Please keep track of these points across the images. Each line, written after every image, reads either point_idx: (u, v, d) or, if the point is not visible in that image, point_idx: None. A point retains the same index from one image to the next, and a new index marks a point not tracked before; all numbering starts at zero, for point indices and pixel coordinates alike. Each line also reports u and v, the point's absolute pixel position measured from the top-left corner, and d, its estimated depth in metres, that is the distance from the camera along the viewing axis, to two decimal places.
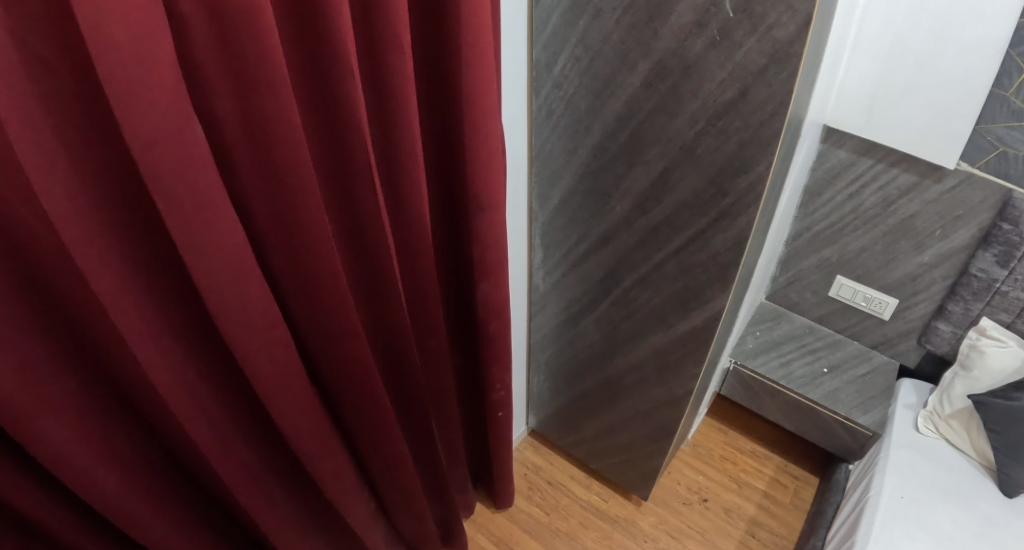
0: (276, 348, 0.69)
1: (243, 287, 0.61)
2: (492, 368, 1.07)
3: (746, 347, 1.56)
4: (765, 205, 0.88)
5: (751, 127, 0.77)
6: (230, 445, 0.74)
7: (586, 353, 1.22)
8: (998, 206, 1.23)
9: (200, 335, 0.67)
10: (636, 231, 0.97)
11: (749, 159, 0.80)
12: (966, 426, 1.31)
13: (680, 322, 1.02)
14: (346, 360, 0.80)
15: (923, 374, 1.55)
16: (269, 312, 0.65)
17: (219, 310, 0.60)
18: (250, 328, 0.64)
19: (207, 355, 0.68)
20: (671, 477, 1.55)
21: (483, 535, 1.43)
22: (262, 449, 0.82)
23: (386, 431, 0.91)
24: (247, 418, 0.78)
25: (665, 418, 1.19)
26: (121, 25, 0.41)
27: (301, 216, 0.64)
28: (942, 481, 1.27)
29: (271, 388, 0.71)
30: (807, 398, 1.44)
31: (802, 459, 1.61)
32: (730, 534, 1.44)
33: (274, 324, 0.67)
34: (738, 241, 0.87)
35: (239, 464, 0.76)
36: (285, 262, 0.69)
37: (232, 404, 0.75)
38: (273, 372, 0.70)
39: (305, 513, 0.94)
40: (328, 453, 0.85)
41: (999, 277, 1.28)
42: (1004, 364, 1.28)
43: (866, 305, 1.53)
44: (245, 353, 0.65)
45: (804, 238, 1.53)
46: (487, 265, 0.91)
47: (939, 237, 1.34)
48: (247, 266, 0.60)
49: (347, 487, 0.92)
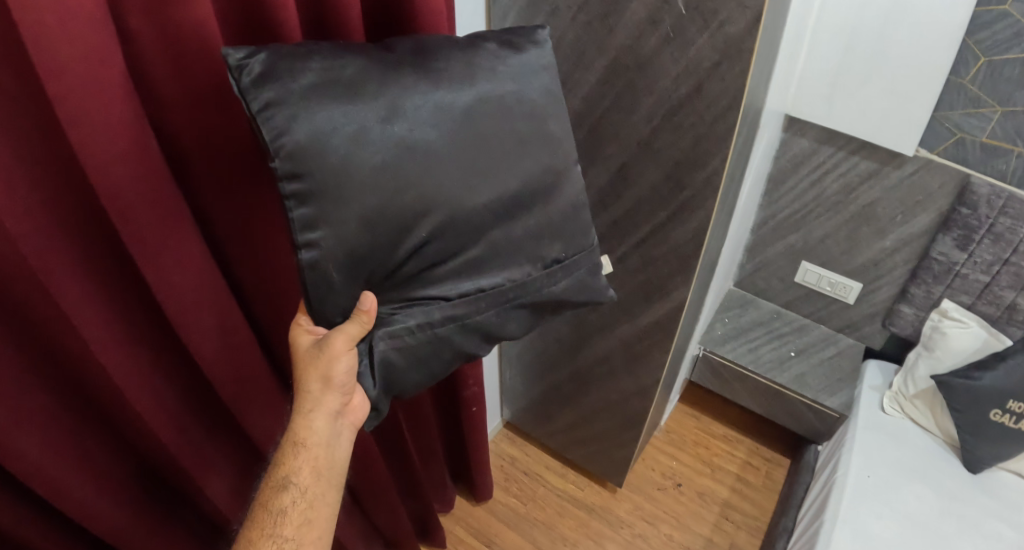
0: (240, 353, 0.69)
1: (206, 295, 0.61)
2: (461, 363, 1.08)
3: (714, 334, 1.60)
4: (724, 197, 0.91)
5: (707, 122, 0.79)
6: (204, 452, 0.74)
7: (555, 346, 1.23)
8: (955, 191, 1.28)
9: (175, 357, 0.67)
10: (599, 225, 0.99)
11: (705, 153, 0.81)
12: (930, 405, 1.36)
13: (644, 313, 1.04)
14: None
15: (888, 355, 1.60)
16: (232, 318, 0.66)
17: (188, 318, 0.60)
18: (216, 335, 0.64)
19: (186, 378, 0.69)
20: (646, 464, 1.57)
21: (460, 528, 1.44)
22: (232, 455, 0.82)
23: None
24: (217, 426, 0.77)
25: (636, 407, 1.21)
26: (65, 38, 0.41)
27: (256, 228, 0.66)
28: (907, 459, 1.31)
29: (237, 392, 0.71)
30: (777, 383, 1.48)
31: (772, 442, 1.65)
32: (705, 517, 1.47)
33: (237, 330, 0.67)
34: (698, 233, 0.89)
35: (213, 471, 0.76)
36: (246, 268, 0.68)
37: (210, 422, 0.76)
38: (238, 377, 0.70)
39: None
40: None
41: (959, 260, 1.33)
42: (966, 345, 1.33)
43: (831, 290, 1.56)
44: (214, 359, 0.65)
45: (769, 226, 1.55)
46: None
47: (900, 222, 1.38)
48: (207, 274, 0.61)
49: None
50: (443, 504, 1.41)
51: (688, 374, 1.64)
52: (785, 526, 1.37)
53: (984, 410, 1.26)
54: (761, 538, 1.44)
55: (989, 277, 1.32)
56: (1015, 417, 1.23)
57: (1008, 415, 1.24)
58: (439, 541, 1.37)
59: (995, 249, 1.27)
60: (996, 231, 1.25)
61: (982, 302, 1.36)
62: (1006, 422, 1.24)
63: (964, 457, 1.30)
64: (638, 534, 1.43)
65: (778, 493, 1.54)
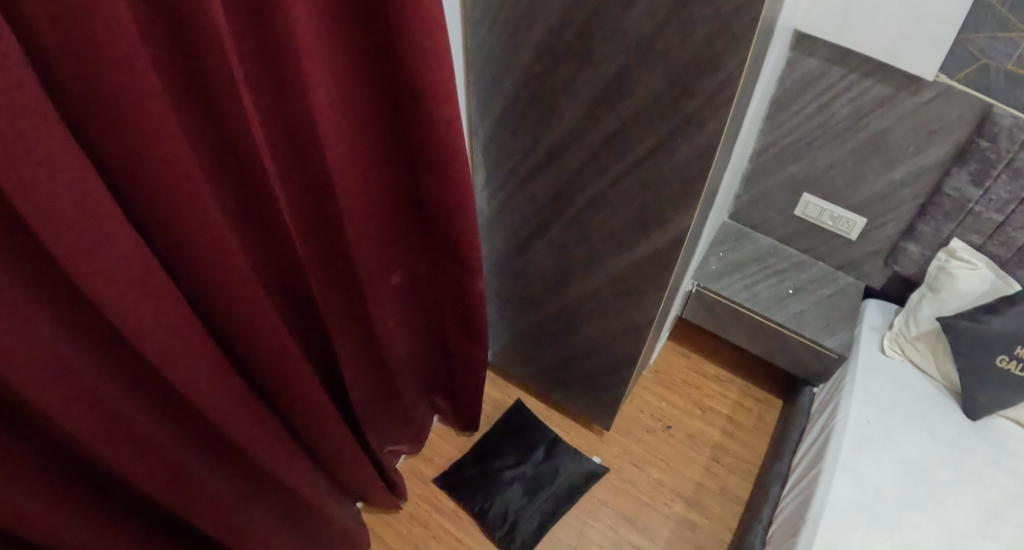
0: (160, 304, 0.59)
1: (105, 236, 0.50)
2: (447, 268, 1.08)
3: (709, 269, 1.51)
4: (737, 109, 0.81)
5: (722, 16, 0.68)
6: (135, 428, 0.64)
7: (538, 281, 1.17)
8: (976, 121, 1.17)
9: (81, 318, 0.56)
10: (587, 144, 0.90)
11: (720, 54, 0.71)
12: (932, 348, 1.30)
13: (639, 245, 0.97)
14: (247, 312, 0.72)
15: (888, 294, 1.53)
16: (144, 259, 0.56)
17: (83, 265, 0.49)
18: (124, 283, 0.54)
19: (105, 347, 0.59)
20: (634, 406, 1.55)
21: (444, 462, 1.45)
22: (177, 430, 0.72)
23: (302, 380, 0.85)
24: (152, 398, 0.67)
25: (626, 347, 1.16)
26: None
27: (169, 166, 0.55)
28: (908, 406, 1.25)
29: (166, 355, 0.61)
30: (774, 320, 1.40)
31: (766, 382, 1.63)
32: (695, 460, 1.46)
33: (151, 273, 0.57)
34: (704, 150, 0.80)
35: (150, 448, 0.66)
36: (153, 206, 0.57)
37: (147, 398, 0.67)
38: (163, 335, 0.60)
39: (244, 497, 0.85)
40: (247, 419, 0.77)
41: (973, 197, 1.24)
42: (973, 287, 1.26)
43: (833, 225, 1.47)
44: (124, 317, 0.55)
45: (770, 153, 1.45)
46: (431, 163, 0.89)
47: (911, 153, 1.28)
48: (107, 209, 0.50)
49: (277, 452, 0.85)
50: (411, 446, 1.41)
51: (679, 311, 1.57)
52: (780, 472, 1.33)
53: (990, 355, 1.19)
54: (752, 482, 1.44)
55: (1003, 216, 1.23)
56: (1022, 365, 1.16)
57: (1014, 362, 1.17)
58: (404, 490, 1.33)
59: (1013, 187, 1.18)
60: (1016, 167, 1.15)
61: (993, 244, 1.28)
62: (1011, 369, 1.18)
63: (964, 403, 1.25)
64: (627, 480, 1.42)
65: (769, 434, 1.53)
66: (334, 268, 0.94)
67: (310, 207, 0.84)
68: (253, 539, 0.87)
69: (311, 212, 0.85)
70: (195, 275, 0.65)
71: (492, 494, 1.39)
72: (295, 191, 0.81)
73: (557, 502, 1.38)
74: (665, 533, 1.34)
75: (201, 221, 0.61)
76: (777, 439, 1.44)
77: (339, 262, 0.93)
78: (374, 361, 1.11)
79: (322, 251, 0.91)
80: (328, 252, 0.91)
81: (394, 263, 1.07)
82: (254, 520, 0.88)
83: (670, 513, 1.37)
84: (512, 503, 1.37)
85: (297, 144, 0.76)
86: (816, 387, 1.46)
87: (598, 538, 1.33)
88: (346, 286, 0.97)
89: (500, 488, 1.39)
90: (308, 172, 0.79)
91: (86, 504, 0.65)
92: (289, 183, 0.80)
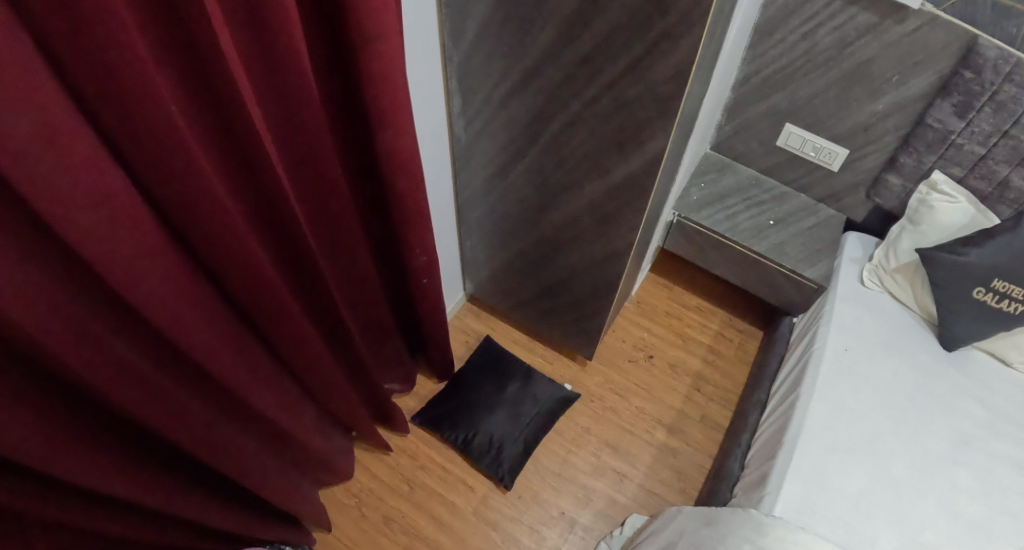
0: (126, 227, 0.57)
1: (63, 156, 0.48)
2: (405, 232, 1.03)
3: (691, 199, 1.51)
4: (715, 24, 0.79)
5: None
6: (118, 357, 0.64)
7: (517, 207, 1.18)
8: (960, 53, 1.17)
9: (53, 242, 0.54)
10: (563, 64, 0.88)
11: None
12: (911, 279, 1.31)
13: (616, 168, 0.98)
14: (229, 246, 0.70)
15: (868, 228, 1.55)
16: (104, 183, 0.53)
17: (36, 185, 0.46)
18: (87, 204, 0.51)
19: (81, 275, 0.58)
20: (617, 337, 1.60)
21: (430, 393, 1.50)
22: (161, 358, 0.72)
23: (287, 312, 0.84)
24: (132, 327, 0.67)
25: (607, 273, 1.19)
26: None
27: (142, 98, 0.51)
28: (885, 334, 1.28)
29: (137, 282, 0.60)
30: (755, 251, 1.42)
31: (746, 313, 1.67)
32: (677, 389, 1.52)
33: (111, 196, 0.54)
34: (680, 68, 0.79)
35: (134, 377, 0.67)
36: (126, 136, 0.53)
37: (128, 327, 0.66)
38: (130, 261, 0.58)
39: (227, 421, 0.88)
40: (226, 349, 0.77)
41: (956, 129, 1.24)
42: (954, 220, 1.27)
43: (815, 155, 1.47)
44: (87, 241, 0.53)
45: (752, 84, 1.44)
46: (383, 110, 0.81)
47: (896, 83, 1.27)
48: (63, 127, 0.47)
49: (256, 381, 0.86)
50: (403, 384, 1.45)
51: (662, 242, 1.58)
52: (758, 400, 1.37)
53: (966, 286, 1.21)
54: (732, 408, 1.50)
55: (985, 149, 1.24)
56: (998, 297, 1.18)
57: (991, 294, 1.19)
58: (399, 422, 1.38)
59: (996, 120, 1.19)
60: (999, 100, 1.16)
61: (973, 177, 1.28)
62: (987, 301, 1.20)
63: (940, 333, 1.28)
64: (610, 408, 1.48)
65: (749, 363, 1.58)
66: (317, 206, 0.91)
67: (290, 144, 0.79)
68: (240, 463, 0.90)
69: (292, 151, 0.81)
70: (173, 211, 0.63)
71: (476, 422, 1.41)
72: (277, 130, 0.77)
73: (540, 430, 1.42)
74: (646, 458, 1.41)
75: (183, 161, 0.58)
76: (755, 366, 1.49)
77: (323, 201, 0.90)
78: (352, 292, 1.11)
79: (300, 190, 0.87)
80: (310, 190, 0.88)
81: (369, 205, 1.05)
82: (240, 445, 0.91)
83: (650, 440, 1.44)
84: (496, 429, 1.41)
85: (278, 83, 0.70)
86: (794, 316, 1.50)
87: (582, 464, 1.39)
88: (330, 225, 0.94)
89: (483, 417, 1.42)
90: (287, 111, 0.74)
91: (77, 430, 0.66)
92: (268, 119, 0.75)
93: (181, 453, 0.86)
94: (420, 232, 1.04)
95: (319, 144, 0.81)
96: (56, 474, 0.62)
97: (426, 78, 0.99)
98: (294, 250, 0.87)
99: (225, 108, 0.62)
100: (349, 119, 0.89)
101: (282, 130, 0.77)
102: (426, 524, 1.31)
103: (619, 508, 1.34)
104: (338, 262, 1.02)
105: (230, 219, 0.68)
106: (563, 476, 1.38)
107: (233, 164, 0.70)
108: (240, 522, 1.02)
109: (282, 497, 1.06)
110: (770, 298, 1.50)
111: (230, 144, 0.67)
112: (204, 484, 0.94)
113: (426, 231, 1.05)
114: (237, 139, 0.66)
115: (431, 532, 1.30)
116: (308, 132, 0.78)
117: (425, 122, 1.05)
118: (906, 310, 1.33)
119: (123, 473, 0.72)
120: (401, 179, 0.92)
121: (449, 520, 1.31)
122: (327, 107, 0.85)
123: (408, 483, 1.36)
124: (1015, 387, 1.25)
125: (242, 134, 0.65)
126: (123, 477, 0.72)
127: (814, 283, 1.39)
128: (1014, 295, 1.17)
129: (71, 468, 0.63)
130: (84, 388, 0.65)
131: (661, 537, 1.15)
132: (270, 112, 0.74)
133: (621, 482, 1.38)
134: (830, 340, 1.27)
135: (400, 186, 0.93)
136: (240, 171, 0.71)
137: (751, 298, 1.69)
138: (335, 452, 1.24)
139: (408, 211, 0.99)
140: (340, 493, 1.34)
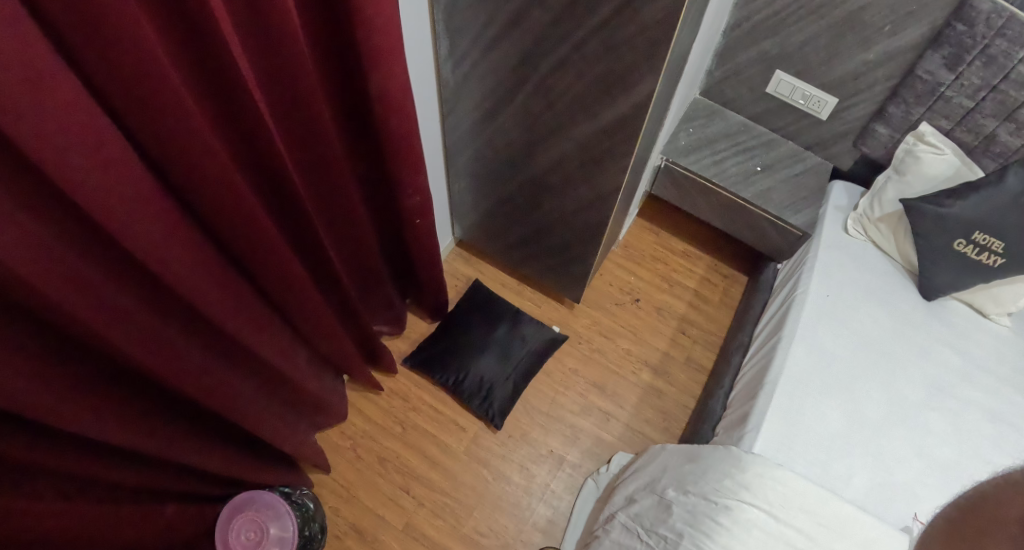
0: (123, 176, 0.57)
1: (56, 110, 0.48)
2: (399, 172, 1.03)
3: (679, 144, 1.52)
4: None
5: None
6: (120, 309, 0.65)
7: (505, 151, 1.19)
8: (954, 4, 1.16)
9: (53, 198, 0.55)
10: (551, 6, 0.88)
11: None
12: (894, 229, 1.33)
13: (604, 111, 0.98)
14: (220, 194, 0.70)
15: (854, 177, 1.56)
16: (98, 130, 0.52)
17: (31, 142, 0.47)
18: (84, 155, 0.52)
19: (82, 227, 0.59)
20: (604, 281, 1.63)
21: (422, 336, 1.53)
22: (159, 308, 0.73)
23: (280, 258, 0.85)
24: (131, 278, 0.67)
25: (596, 217, 1.21)
26: None
27: (128, 44, 0.50)
28: (867, 282, 1.32)
29: (132, 231, 0.60)
30: (739, 197, 1.44)
31: (732, 258, 1.70)
32: (662, 331, 1.56)
33: (105, 145, 0.54)
34: (668, 11, 0.79)
35: (136, 329, 0.68)
36: (116, 84, 0.53)
37: (125, 278, 0.67)
38: (125, 211, 0.59)
39: (225, 368, 0.89)
40: (224, 294, 0.78)
41: (945, 81, 1.24)
42: (937, 172, 1.27)
43: (804, 103, 1.48)
44: (87, 195, 0.54)
45: (743, 29, 1.43)
46: (375, 49, 0.80)
47: (887, 33, 1.26)
48: (53, 74, 0.46)
49: (256, 323, 0.88)
50: (392, 327, 1.47)
51: (648, 187, 1.59)
52: (741, 342, 1.41)
53: (946, 236, 1.23)
54: (715, 351, 1.55)
55: (973, 103, 1.24)
56: (978, 249, 1.21)
57: (971, 246, 1.22)
58: (388, 364, 1.40)
59: (985, 73, 1.19)
60: (990, 53, 1.16)
61: (961, 130, 1.29)
62: (967, 253, 1.22)
63: (920, 283, 1.30)
64: (596, 350, 1.52)
65: (734, 305, 1.62)
66: (307, 149, 0.90)
67: (276, 86, 0.78)
68: (241, 408, 0.93)
69: (281, 94, 0.80)
70: (158, 151, 0.61)
71: (466, 365, 1.44)
72: (264, 69, 0.75)
73: (529, 373, 1.46)
74: (632, 399, 1.46)
75: (173, 108, 0.58)
76: (740, 309, 1.54)
77: (311, 143, 0.89)
78: (344, 235, 1.12)
79: (287, 131, 0.86)
80: (299, 132, 0.87)
81: (359, 149, 1.05)
82: (239, 390, 0.93)
83: (637, 380, 1.49)
84: (486, 371, 1.44)
85: (258, 23, 0.68)
86: (778, 262, 1.53)
87: (570, 404, 1.45)
88: (319, 168, 0.94)
89: (471, 360, 1.45)
90: (271, 53, 0.72)
91: (75, 377, 0.66)
92: (251, 60, 0.73)
93: (182, 401, 0.88)
94: (414, 173, 1.05)
95: (307, 87, 0.79)
96: (66, 427, 0.64)
97: (413, 18, 0.98)
98: (278, 192, 0.86)
99: (207, 42, 0.60)
100: (337, 60, 0.87)
101: (268, 71, 0.76)
102: (420, 464, 1.36)
103: (606, 446, 1.40)
104: (326, 203, 1.02)
105: (223, 157, 0.67)
106: (552, 416, 1.43)
107: (218, 107, 0.69)
108: (238, 464, 1.05)
109: (280, 437, 1.09)
110: (754, 243, 1.53)
111: (215, 84, 0.65)
112: (204, 427, 0.96)
113: (420, 171, 1.05)
114: (223, 79, 0.65)
115: (425, 471, 1.35)
116: (295, 77, 0.77)
117: (412, 63, 1.04)
118: (887, 258, 1.36)
119: (121, 419, 0.73)
120: (392, 119, 0.92)
121: (442, 460, 1.37)
122: (315, 47, 0.84)
123: (400, 424, 1.40)
124: (990, 336, 1.29)
125: (226, 74, 0.64)
126: (121, 423, 0.73)
127: (797, 229, 1.42)
128: (993, 248, 1.20)
129: (70, 418, 0.64)
130: (88, 342, 0.67)
131: (646, 473, 1.20)
132: (254, 52, 0.72)
133: (608, 422, 1.43)
134: (812, 289, 1.30)
135: (392, 126, 0.93)
136: (224, 113, 0.70)
137: (738, 243, 1.72)
138: (330, 395, 1.27)
139: (399, 153, 0.99)
140: (336, 436, 1.39)
